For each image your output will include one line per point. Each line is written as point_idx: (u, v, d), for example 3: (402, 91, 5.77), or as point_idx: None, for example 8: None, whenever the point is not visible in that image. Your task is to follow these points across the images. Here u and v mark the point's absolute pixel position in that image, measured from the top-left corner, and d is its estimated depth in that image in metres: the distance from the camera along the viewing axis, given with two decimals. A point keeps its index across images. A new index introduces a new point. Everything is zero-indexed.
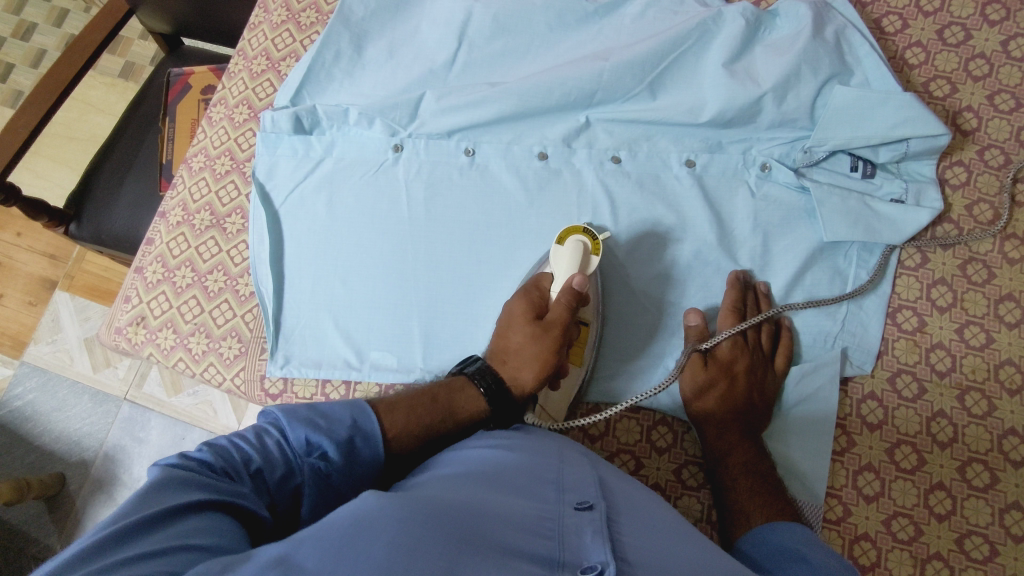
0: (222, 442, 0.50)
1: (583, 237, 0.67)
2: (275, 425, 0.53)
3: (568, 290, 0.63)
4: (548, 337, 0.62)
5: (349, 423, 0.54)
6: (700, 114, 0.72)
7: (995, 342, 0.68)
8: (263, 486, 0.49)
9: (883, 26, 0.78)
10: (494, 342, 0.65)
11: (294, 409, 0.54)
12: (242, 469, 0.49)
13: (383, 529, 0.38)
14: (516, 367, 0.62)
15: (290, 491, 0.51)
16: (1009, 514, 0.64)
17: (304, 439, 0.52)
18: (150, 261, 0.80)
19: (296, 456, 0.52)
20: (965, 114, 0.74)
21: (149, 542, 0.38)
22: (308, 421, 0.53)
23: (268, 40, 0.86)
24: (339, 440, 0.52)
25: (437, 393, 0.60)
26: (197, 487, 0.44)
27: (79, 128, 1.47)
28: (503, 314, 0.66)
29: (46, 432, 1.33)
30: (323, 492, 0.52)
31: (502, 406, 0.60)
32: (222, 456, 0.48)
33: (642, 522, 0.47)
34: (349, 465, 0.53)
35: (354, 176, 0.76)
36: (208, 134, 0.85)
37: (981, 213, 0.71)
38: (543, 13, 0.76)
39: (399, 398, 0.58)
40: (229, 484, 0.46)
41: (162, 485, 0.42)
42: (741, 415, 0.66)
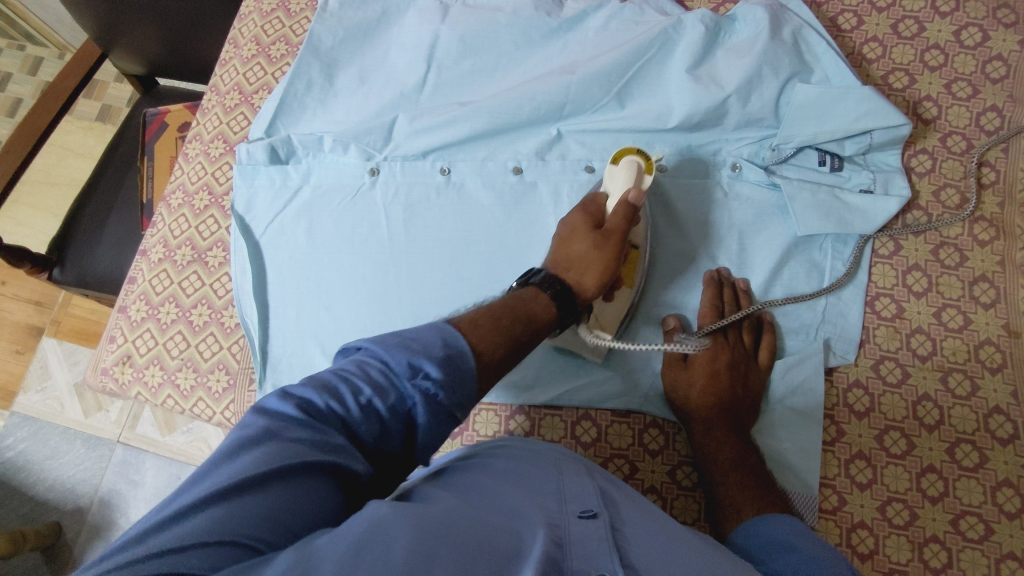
0: (325, 376, 0.46)
1: (637, 157, 0.65)
2: (372, 355, 0.48)
3: (624, 205, 0.63)
4: (609, 246, 0.63)
5: (442, 343, 0.48)
6: (668, 120, 0.73)
7: (973, 323, 0.69)
8: (373, 415, 0.45)
9: (839, 24, 0.80)
10: (552, 254, 0.65)
11: (387, 335, 0.49)
12: (347, 404, 0.44)
13: (399, 534, 0.37)
14: (580, 274, 0.62)
15: (402, 421, 0.47)
16: (1002, 492, 0.64)
17: (405, 363, 0.46)
18: (134, 300, 0.80)
19: (401, 381, 0.47)
20: (924, 103, 0.76)
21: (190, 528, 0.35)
22: (404, 344, 0.47)
23: (240, 75, 0.87)
24: (438, 359, 0.47)
25: (515, 305, 0.56)
26: (288, 443, 0.41)
27: (59, 173, 1.47)
28: (563, 226, 0.66)
29: (40, 481, 1.32)
30: (437, 416, 0.47)
31: (569, 308, 0.61)
32: (325, 391, 0.44)
33: (644, 527, 0.47)
34: (455, 381, 0.47)
35: (333, 203, 0.76)
36: (185, 170, 0.85)
37: (948, 198, 0.73)
38: (508, 31, 0.78)
39: (479, 314, 0.54)
40: (322, 433, 0.43)
41: (233, 449, 0.40)
42: (725, 410, 0.67)
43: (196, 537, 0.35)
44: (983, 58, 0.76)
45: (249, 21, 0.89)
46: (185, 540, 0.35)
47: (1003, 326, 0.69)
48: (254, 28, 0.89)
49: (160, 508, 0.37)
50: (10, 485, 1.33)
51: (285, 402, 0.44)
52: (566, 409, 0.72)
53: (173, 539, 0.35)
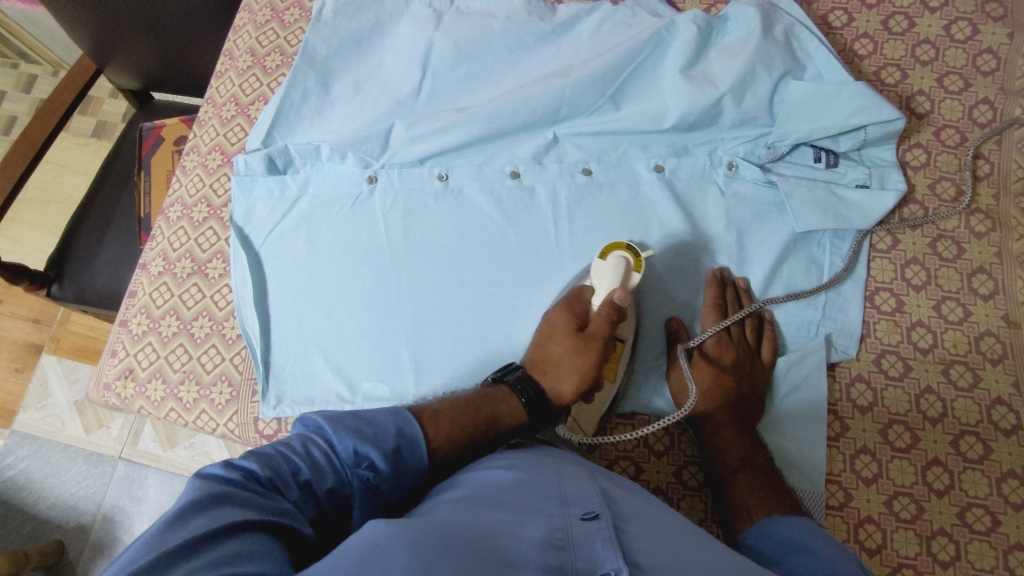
0: (269, 451, 0.49)
1: (626, 253, 0.66)
2: (321, 435, 0.53)
3: (609, 305, 0.64)
4: (590, 351, 0.63)
5: (394, 433, 0.54)
6: (664, 120, 0.74)
7: (973, 315, 0.69)
8: (311, 494, 0.49)
9: (830, 21, 0.81)
10: (532, 353, 0.66)
11: (339, 418, 0.54)
12: (288, 481, 0.48)
13: (400, 550, 0.38)
14: (556, 378, 0.63)
15: (337, 500, 0.51)
16: (1007, 483, 0.64)
17: (352, 450, 0.52)
18: (135, 313, 0.80)
19: (343, 466, 0.52)
20: (917, 98, 0.77)
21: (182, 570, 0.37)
22: (355, 431, 0.52)
23: (236, 86, 0.87)
24: (386, 451, 0.52)
25: (479, 401, 0.60)
26: (247, 505, 0.43)
27: (55, 190, 1.47)
28: (543, 323, 0.67)
29: (41, 500, 1.31)
30: (371, 500, 0.52)
31: (540, 413, 0.62)
32: (268, 465, 0.48)
33: (649, 525, 0.47)
34: (396, 470, 0.53)
35: (331, 212, 0.76)
36: (183, 183, 0.85)
37: (944, 191, 0.74)
38: (502, 36, 0.78)
39: (441, 407, 0.58)
40: (273, 501, 0.46)
41: (193, 505, 0.42)
42: (732, 410, 0.67)
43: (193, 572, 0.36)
44: (973, 52, 0.77)
45: (243, 33, 0.89)
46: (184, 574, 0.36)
47: (1003, 317, 0.69)
48: (248, 39, 0.89)
49: (135, 554, 0.38)
50: (11, 504, 1.32)
51: (228, 471, 0.47)
52: None
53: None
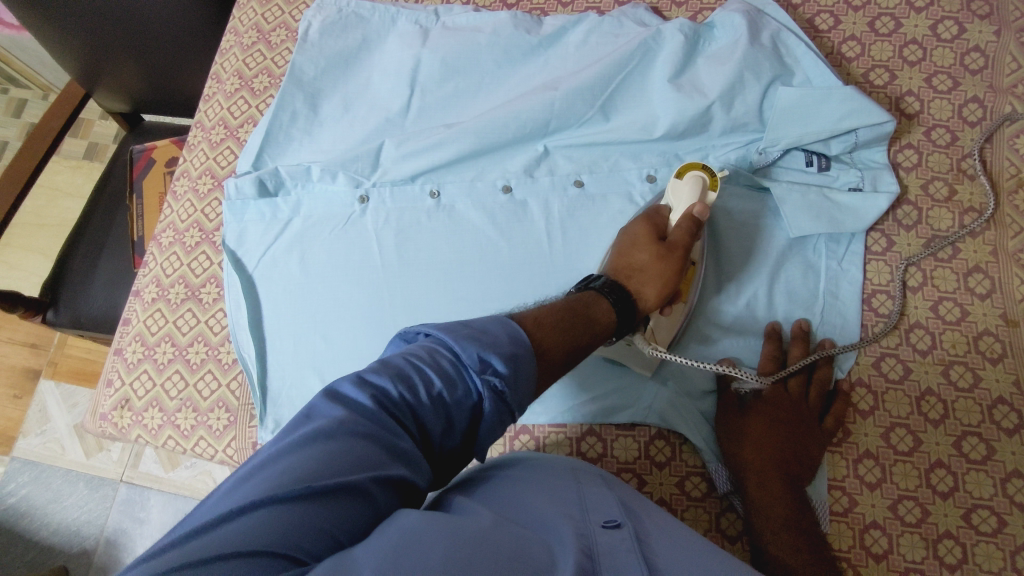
0: (397, 361, 0.44)
1: (702, 172, 0.65)
2: (442, 343, 0.46)
3: (688, 218, 0.64)
4: (672, 258, 0.62)
5: (509, 340, 0.46)
6: (654, 130, 0.73)
7: (970, 315, 0.69)
8: (441, 406, 0.44)
9: (816, 25, 0.81)
10: (611, 263, 0.64)
11: (453, 325, 0.47)
12: (420, 396, 0.43)
13: (430, 544, 0.36)
14: (640, 283, 0.62)
15: (468, 413, 0.45)
16: (1011, 482, 0.64)
17: (476, 357, 0.44)
18: (130, 341, 0.80)
19: (469, 375, 0.45)
20: (906, 99, 0.77)
21: (247, 526, 0.34)
22: (475, 338, 0.45)
23: (224, 109, 0.87)
24: (506, 355, 0.45)
25: (577, 308, 0.55)
26: (360, 442, 0.39)
27: (48, 214, 1.47)
28: (623, 236, 0.66)
29: (44, 526, 1.30)
30: (501, 413, 0.45)
31: (629, 316, 0.60)
32: (398, 380, 0.43)
33: (670, 539, 0.45)
34: (520, 379, 0.46)
35: (324, 232, 0.76)
36: (174, 208, 0.85)
37: (937, 191, 0.73)
38: (489, 50, 0.78)
39: (541, 314, 0.52)
40: (393, 434, 0.41)
41: (300, 440, 0.39)
42: (782, 464, 0.64)
43: (250, 544, 0.33)
44: (960, 50, 0.77)
45: (230, 56, 0.89)
46: (238, 546, 0.33)
47: (1001, 315, 0.69)
48: (236, 62, 0.89)
49: (229, 494, 0.37)
50: (14, 531, 1.32)
51: (359, 390, 0.42)
52: (570, 425, 0.72)
53: (229, 541, 0.33)
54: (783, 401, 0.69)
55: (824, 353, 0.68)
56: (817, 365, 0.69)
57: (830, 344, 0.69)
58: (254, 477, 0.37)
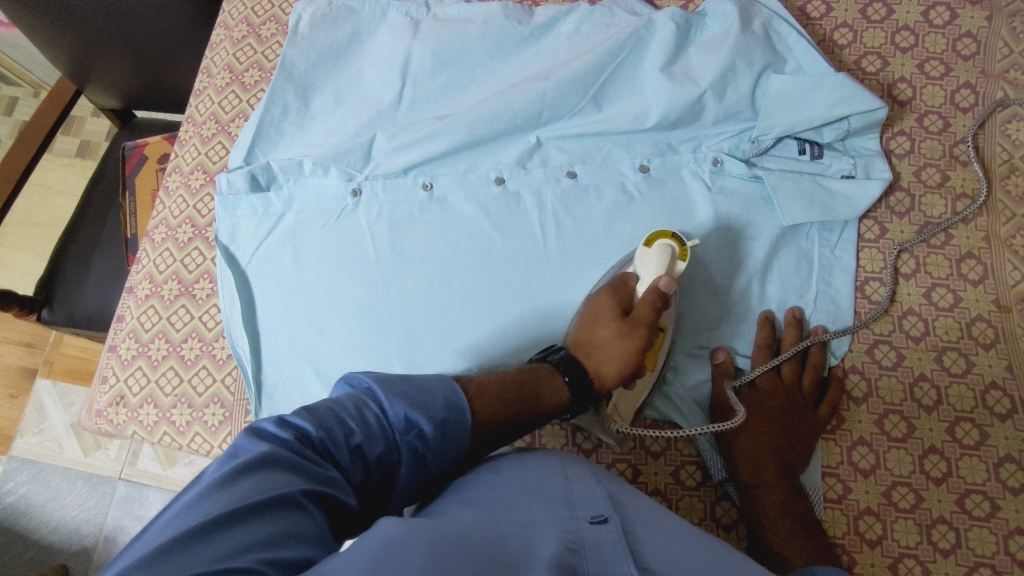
0: (322, 409, 0.46)
1: (672, 241, 0.66)
2: (372, 397, 0.49)
3: (655, 292, 0.64)
4: (635, 337, 0.63)
5: (443, 402, 0.50)
6: (646, 120, 0.73)
7: (963, 301, 0.69)
8: (359, 455, 0.46)
9: (808, 12, 0.80)
10: (573, 336, 0.65)
11: (390, 379, 0.50)
12: (340, 445, 0.45)
13: (415, 545, 0.37)
14: (599, 361, 0.63)
15: (387, 462, 0.48)
16: (1004, 467, 0.64)
17: (402, 416, 0.48)
18: (124, 338, 0.79)
19: (393, 431, 0.48)
20: (899, 85, 0.76)
21: (209, 545, 0.34)
22: (407, 396, 0.49)
23: (215, 104, 0.86)
24: (435, 419, 0.49)
25: (526, 381, 0.57)
26: (293, 473, 0.41)
27: (42, 212, 1.46)
28: (586, 305, 0.66)
29: (43, 525, 1.30)
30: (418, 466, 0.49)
31: (583, 395, 0.61)
32: (322, 426, 0.45)
33: (659, 530, 0.46)
34: (442, 440, 0.49)
35: (317, 226, 0.76)
36: (166, 204, 0.85)
37: (929, 177, 0.73)
38: (480, 41, 0.78)
39: (486, 380, 0.55)
40: (321, 469, 0.43)
41: (237, 468, 0.39)
42: (775, 451, 0.65)
43: (216, 564, 0.33)
44: (953, 36, 0.77)
45: (220, 50, 0.89)
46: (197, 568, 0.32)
47: (993, 301, 0.69)
48: (226, 56, 0.88)
49: (174, 521, 0.36)
50: (13, 530, 1.31)
51: (282, 429, 0.44)
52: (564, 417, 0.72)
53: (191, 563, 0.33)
54: (776, 389, 0.69)
55: (815, 339, 0.69)
56: (809, 351, 0.70)
57: (821, 331, 0.70)
58: (188, 511, 0.37)
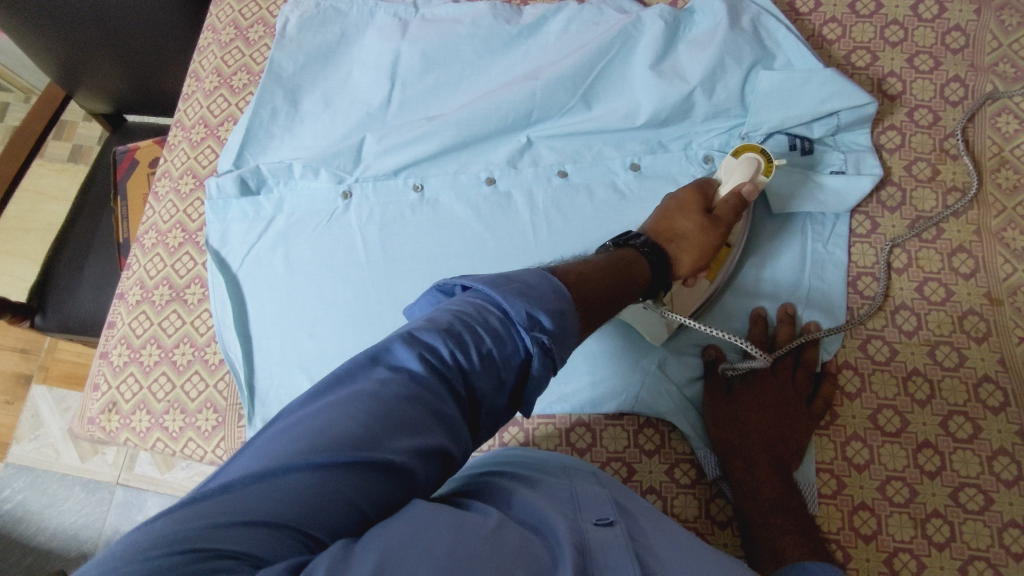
0: (447, 320, 0.40)
1: (760, 156, 0.65)
2: (490, 302, 0.43)
3: (737, 197, 0.63)
4: (716, 232, 0.62)
5: (556, 297, 0.43)
6: (636, 118, 0.73)
7: (955, 295, 0.69)
8: (492, 365, 0.41)
9: (797, 8, 0.80)
10: (651, 223, 0.64)
11: (498, 278, 0.44)
12: (467, 357, 0.40)
13: (436, 530, 0.35)
14: (680, 248, 0.62)
15: (516, 372, 0.42)
16: (998, 460, 0.64)
17: (525, 313, 0.41)
18: (115, 344, 0.79)
19: (517, 334, 0.42)
20: (888, 80, 0.76)
21: (285, 497, 0.33)
22: (524, 294, 0.42)
23: (204, 108, 0.86)
24: (554, 311, 0.42)
25: (619, 265, 0.54)
26: (410, 403, 0.37)
27: (34, 218, 1.46)
28: (668, 200, 0.65)
29: (40, 531, 1.30)
30: (545, 376, 0.43)
31: (661, 279, 0.60)
32: (448, 336, 0.39)
33: (666, 542, 0.44)
34: (565, 337, 0.43)
35: (308, 230, 0.76)
36: (156, 210, 0.84)
37: (920, 171, 0.73)
38: (469, 41, 0.78)
39: (587, 271, 0.50)
40: (440, 392, 0.38)
41: (342, 405, 0.36)
42: (771, 449, 0.65)
43: (282, 514, 0.32)
44: (941, 30, 0.77)
45: (208, 53, 0.88)
46: (265, 515, 0.32)
47: (985, 294, 0.69)
48: (214, 60, 0.88)
49: (280, 438, 0.35)
50: (10, 537, 1.31)
51: (410, 350, 0.39)
52: (558, 416, 0.72)
53: (242, 512, 0.32)
54: (771, 386, 0.68)
55: (808, 337, 0.68)
56: (803, 348, 0.69)
57: (815, 327, 0.69)
58: (292, 432, 0.35)
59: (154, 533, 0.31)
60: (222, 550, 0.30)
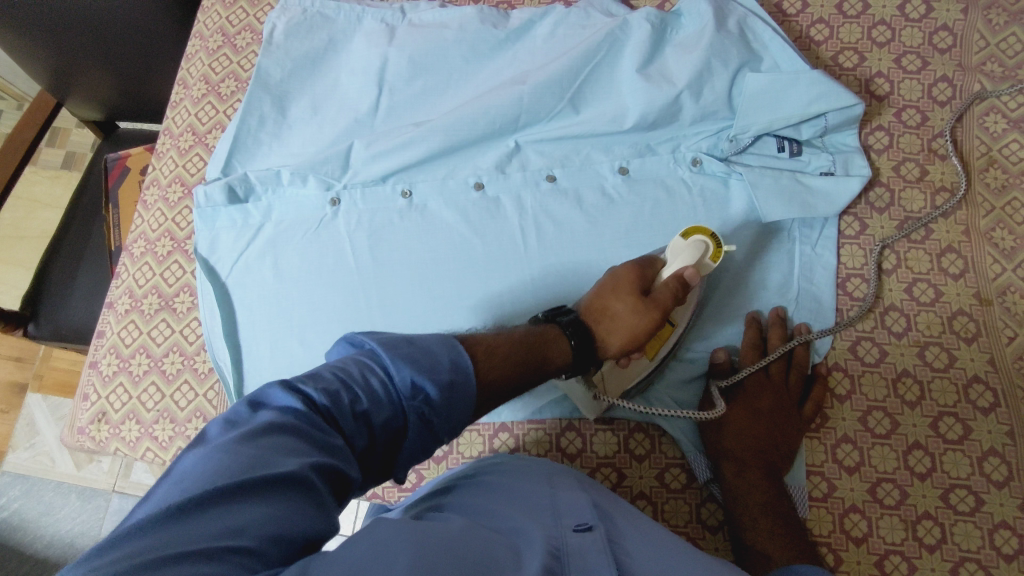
0: (326, 373, 0.41)
1: (708, 240, 0.61)
2: (375, 360, 0.43)
3: (677, 281, 0.60)
4: (647, 317, 0.58)
5: (448, 363, 0.44)
6: (624, 121, 0.73)
7: (944, 295, 0.69)
8: (364, 423, 0.41)
9: (784, 9, 0.80)
10: (587, 300, 0.61)
11: (393, 339, 0.44)
12: (344, 411, 0.40)
13: (399, 548, 0.34)
14: (607, 330, 0.59)
15: (403, 416, 0.43)
16: (988, 461, 0.64)
17: (408, 381, 0.42)
18: (104, 354, 0.79)
19: (399, 398, 0.42)
20: (876, 80, 0.76)
21: (194, 529, 0.31)
22: (412, 358, 0.43)
23: (192, 116, 0.86)
24: (441, 381, 0.43)
25: (532, 344, 0.53)
26: (293, 443, 0.37)
27: (28, 226, 1.45)
28: (608, 274, 0.62)
29: (36, 540, 1.30)
30: (427, 433, 0.44)
31: (583, 360, 0.57)
32: (327, 392, 0.40)
33: (645, 544, 0.44)
34: (452, 403, 0.44)
35: (296, 236, 0.75)
36: (145, 218, 0.84)
37: (909, 172, 0.73)
38: (456, 46, 0.77)
39: (498, 356, 0.49)
40: (320, 439, 0.38)
41: (231, 440, 0.36)
42: (761, 452, 0.65)
43: (197, 544, 0.30)
44: (929, 30, 0.77)
45: (196, 60, 0.88)
46: (177, 548, 0.30)
47: (974, 294, 0.69)
48: (201, 67, 0.88)
49: (173, 487, 0.34)
50: (7, 546, 1.31)
51: (288, 394, 0.39)
52: (548, 421, 0.72)
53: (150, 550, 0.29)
54: (762, 388, 0.69)
55: (801, 339, 0.69)
56: (794, 350, 0.69)
57: (805, 330, 0.70)
58: (181, 479, 0.34)
59: None
60: None
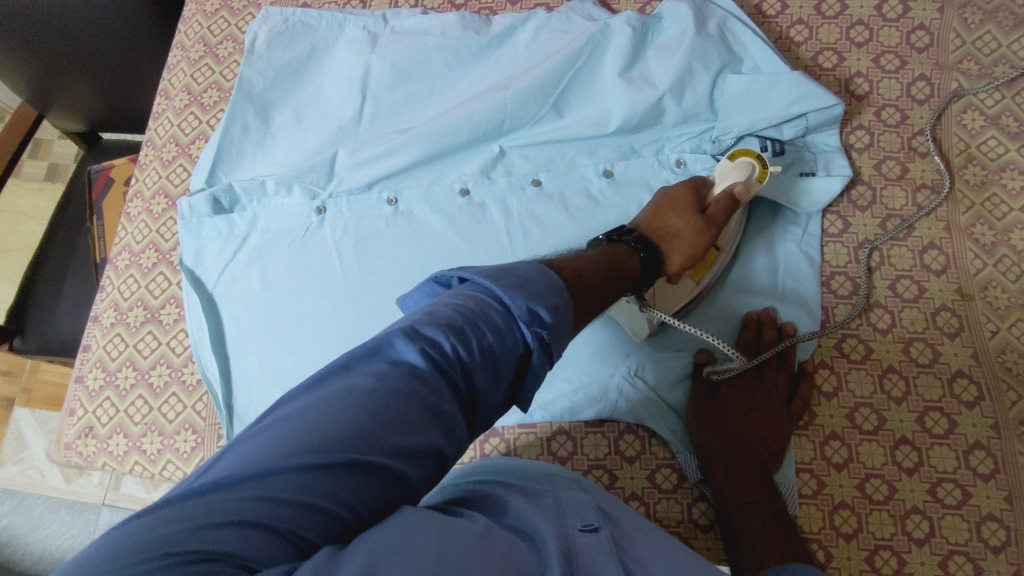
0: (447, 314, 0.40)
1: (754, 161, 0.66)
2: (488, 295, 0.43)
3: (729, 198, 0.65)
4: (708, 233, 0.64)
5: (553, 288, 0.44)
6: (607, 125, 0.73)
7: (927, 292, 0.70)
8: (490, 360, 0.41)
9: (764, 11, 0.81)
10: (646, 218, 0.65)
11: (495, 271, 0.44)
12: (469, 355, 0.40)
13: (424, 535, 0.34)
14: (670, 247, 0.63)
15: (515, 365, 0.42)
16: (974, 455, 0.65)
17: (525, 308, 0.42)
18: (90, 368, 0.79)
19: (516, 326, 0.42)
20: (855, 80, 0.77)
21: (269, 496, 0.32)
22: (523, 288, 0.43)
23: (175, 127, 0.86)
24: (552, 306, 0.43)
25: (610, 258, 0.57)
26: (414, 401, 0.37)
27: (13, 239, 1.43)
28: (663, 195, 0.67)
29: (25, 556, 1.29)
30: (541, 369, 0.43)
31: (652, 272, 0.62)
32: (452, 331, 0.39)
33: (647, 545, 0.44)
34: (562, 331, 0.44)
35: (282, 246, 0.75)
36: (129, 230, 0.84)
37: (889, 170, 0.74)
38: (439, 52, 0.78)
39: (582, 267, 0.52)
40: (439, 395, 0.38)
41: (333, 401, 0.36)
42: (750, 451, 0.65)
43: (262, 514, 0.31)
44: (906, 29, 0.78)
45: (178, 71, 0.88)
46: (246, 515, 0.31)
47: (956, 290, 0.70)
48: (183, 77, 0.88)
49: (268, 433, 0.35)
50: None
51: (408, 345, 0.39)
52: (539, 425, 0.73)
53: (220, 512, 0.31)
54: (753, 386, 0.69)
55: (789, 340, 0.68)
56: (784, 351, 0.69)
57: (793, 330, 0.70)
58: (276, 428, 0.35)
59: (130, 532, 0.30)
60: (207, 551, 0.29)
